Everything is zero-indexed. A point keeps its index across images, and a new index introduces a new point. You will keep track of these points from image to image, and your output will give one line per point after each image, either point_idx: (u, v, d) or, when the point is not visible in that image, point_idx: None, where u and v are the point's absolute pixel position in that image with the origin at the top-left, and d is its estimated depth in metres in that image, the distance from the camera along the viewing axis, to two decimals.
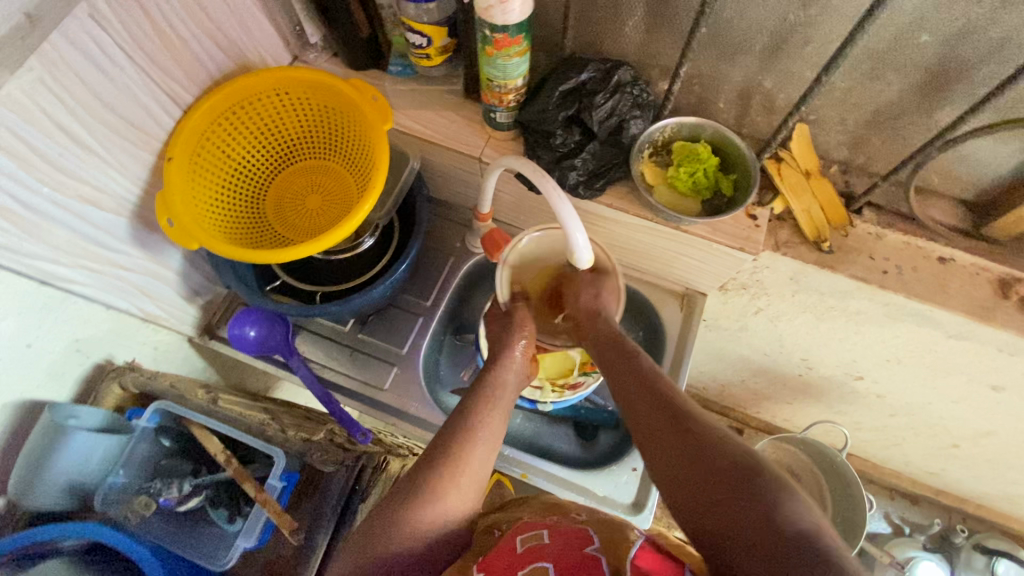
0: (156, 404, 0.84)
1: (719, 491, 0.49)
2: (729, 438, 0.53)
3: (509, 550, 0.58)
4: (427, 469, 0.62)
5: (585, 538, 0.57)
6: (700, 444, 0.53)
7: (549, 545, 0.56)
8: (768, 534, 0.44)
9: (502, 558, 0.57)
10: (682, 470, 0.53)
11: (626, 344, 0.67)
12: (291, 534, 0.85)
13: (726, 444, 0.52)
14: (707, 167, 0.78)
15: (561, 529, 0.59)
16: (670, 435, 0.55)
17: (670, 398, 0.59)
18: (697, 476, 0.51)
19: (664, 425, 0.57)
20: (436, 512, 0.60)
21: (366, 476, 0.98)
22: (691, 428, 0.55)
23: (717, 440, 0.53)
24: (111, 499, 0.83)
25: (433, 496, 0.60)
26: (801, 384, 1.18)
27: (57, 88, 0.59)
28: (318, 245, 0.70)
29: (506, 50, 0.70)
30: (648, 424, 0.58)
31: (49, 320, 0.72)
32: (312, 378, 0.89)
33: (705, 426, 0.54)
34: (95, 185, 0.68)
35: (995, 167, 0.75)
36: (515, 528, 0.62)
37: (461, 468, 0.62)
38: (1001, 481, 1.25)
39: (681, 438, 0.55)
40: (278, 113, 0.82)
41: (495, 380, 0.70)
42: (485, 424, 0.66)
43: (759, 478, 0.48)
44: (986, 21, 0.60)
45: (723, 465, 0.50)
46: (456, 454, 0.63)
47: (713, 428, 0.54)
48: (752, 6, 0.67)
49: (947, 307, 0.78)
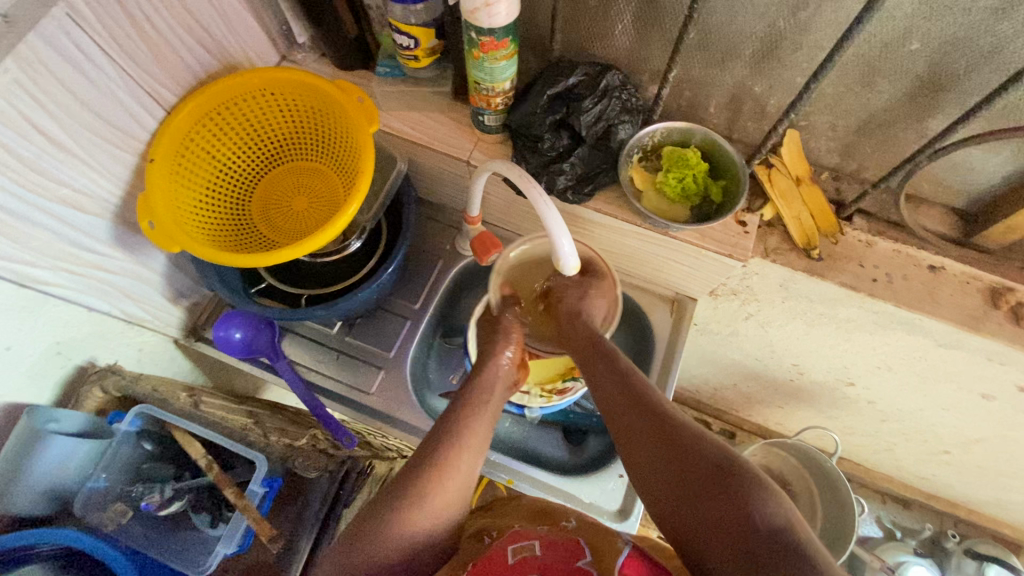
0: (136, 408, 0.83)
1: (700, 494, 0.52)
2: (710, 448, 0.54)
3: (500, 560, 0.57)
4: (414, 472, 0.62)
5: (577, 549, 0.57)
6: (678, 451, 0.55)
7: (542, 560, 0.56)
8: (750, 542, 0.47)
9: (492, 568, 0.56)
10: (668, 488, 0.54)
11: (600, 344, 0.67)
12: (270, 542, 0.84)
13: (701, 448, 0.54)
14: (696, 173, 0.77)
15: (553, 540, 0.58)
16: (655, 452, 0.56)
17: (643, 398, 0.60)
18: (684, 495, 0.53)
19: (647, 443, 0.57)
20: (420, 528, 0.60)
21: (349, 481, 1.02)
22: (673, 444, 0.55)
23: (699, 448, 0.54)
24: (90, 503, 0.81)
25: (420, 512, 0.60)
26: (792, 388, 1.17)
27: (34, 89, 0.58)
28: (301, 248, 0.69)
29: (492, 54, 0.69)
30: (626, 428, 0.60)
31: (30, 323, 0.70)
32: (298, 381, 0.88)
33: (681, 429, 0.56)
34: (74, 187, 0.67)
35: (986, 176, 0.75)
36: (506, 536, 0.61)
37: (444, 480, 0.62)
38: (992, 488, 1.24)
39: (660, 442, 0.56)
40: (264, 113, 0.81)
41: (476, 382, 0.70)
42: (472, 428, 0.65)
43: (741, 493, 0.49)
44: (978, 30, 0.59)
45: (708, 484, 0.51)
46: (444, 459, 0.62)
47: (689, 429, 0.56)
48: (743, 11, 0.67)
49: (936, 316, 0.77)
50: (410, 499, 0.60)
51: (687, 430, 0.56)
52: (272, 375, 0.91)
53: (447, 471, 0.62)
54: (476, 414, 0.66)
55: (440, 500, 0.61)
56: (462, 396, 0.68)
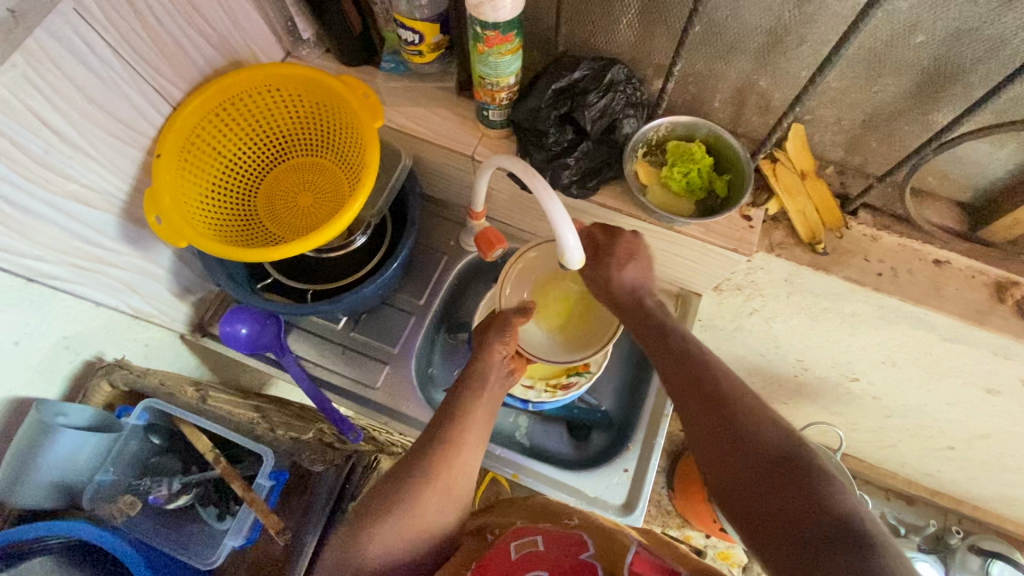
0: (145, 402, 0.84)
1: (764, 472, 0.50)
2: (779, 432, 0.52)
3: (504, 557, 0.57)
4: (422, 455, 0.63)
5: (581, 544, 0.57)
6: (743, 428, 0.53)
7: (545, 555, 0.56)
8: (816, 524, 0.45)
9: (497, 564, 0.57)
10: (728, 463, 0.52)
11: (665, 324, 0.66)
12: (277, 534, 0.85)
13: (769, 428, 0.52)
14: (701, 168, 0.78)
15: (556, 535, 0.59)
16: (719, 429, 0.54)
17: (707, 373, 0.58)
18: (745, 473, 0.51)
19: (710, 418, 0.55)
20: (427, 514, 0.62)
21: (355, 477, 0.99)
22: (740, 423, 0.53)
23: (767, 427, 0.52)
24: (99, 497, 0.83)
25: (428, 499, 0.62)
26: (796, 384, 1.17)
27: (42, 84, 0.58)
28: (307, 243, 0.69)
29: (497, 48, 0.69)
30: (687, 403, 0.58)
31: (38, 317, 0.71)
32: (303, 376, 0.90)
33: (747, 407, 0.54)
34: (82, 182, 0.67)
35: (991, 169, 0.75)
36: (510, 532, 0.61)
37: (449, 467, 0.63)
38: (997, 484, 1.25)
39: (721, 419, 0.55)
40: (270, 109, 0.81)
41: (474, 374, 0.69)
42: (474, 411, 0.66)
43: (808, 482, 0.48)
44: (983, 23, 0.59)
45: (774, 466, 0.50)
46: (449, 444, 0.63)
47: (756, 408, 0.54)
48: (747, 5, 0.67)
49: (941, 311, 0.77)
50: (416, 483, 0.62)
51: (752, 408, 0.54)
52: (278, 370, 0.91)
53: (453, 459, 0.63)
54: (480, 400, 0.67)
55: (447, 483, 0.63)
56: (465, 384, 0.68)
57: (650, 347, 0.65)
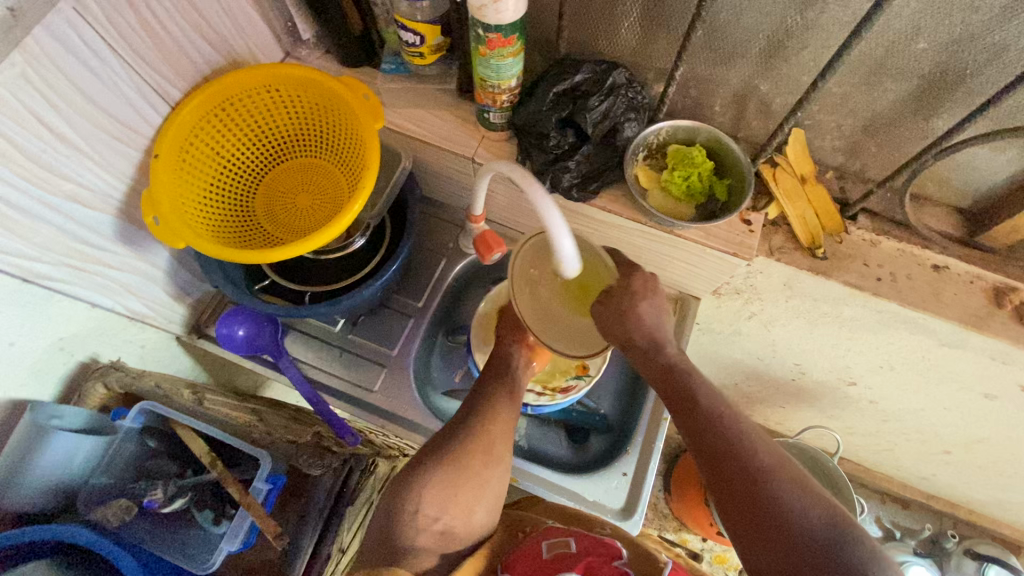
0: (141, 404, 0.83)
1: (806, 562, 0.49)
2: (820, 514, 0.51)
3: (536, 554, 0.59)
4: (447, 449, 0.66)
5: (612, 551, 0.58)
6: (781, 512, 0.51)
7: (578, 555, 0.57)
8: None
9: (529, 560, 0.58)
10: (770, 549, 0.51)
11: (688, 381, 0.62)
12: (276, 538, 0.83)
13: (808, 512, 0.51)
14: (701, 172, 0.78)
15: (585, 536, 0.60)
16: (756, 511, 0.52)
17: (737, 444, 0.56)
18: (791, 567, 0.49)
19: (746, 496, 0.53)
20: (457, 502, 0.65)
21: (353, 480, 0.96)
22: (784, 507, 0.52)
23: (807, 510, 0.51)
24: (94, 500, 0.82)
25: (459, 478, 0.65)
26: (794, 388, 1.18)
27: (39, 83, 0.58)
28: (307, 244, 0.69)
29: (499, 51, 0.69)
30: (718, 475, 0.56)
31: (33, 318, 0.70)
32: (301, 378, 0.88)
33: (783, 486, 0.53)
34: (79, 182, 0.66)
35: (991, 175, 0.75)
36: (541, 532, 0.63)
37: (489, 430, 0.68)
38: (993, 488, 1.25)
39: (757, 498, 0.53)
40: (269, 110, 0.81)
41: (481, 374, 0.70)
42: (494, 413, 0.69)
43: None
44: (986, 30, 0.60)
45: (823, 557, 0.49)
46: (471, 438, 0.67)
47: (793, 486, 0.53)
48: (750, 9, 0.66)
49: (940, 316, 0.78)
50: (434, 470, 0.65)
51: (787, 486, 0.53)
52: (275, 372, 0.91)
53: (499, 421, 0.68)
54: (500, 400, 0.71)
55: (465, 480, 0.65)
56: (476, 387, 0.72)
57: (674, 405, 0.63)
